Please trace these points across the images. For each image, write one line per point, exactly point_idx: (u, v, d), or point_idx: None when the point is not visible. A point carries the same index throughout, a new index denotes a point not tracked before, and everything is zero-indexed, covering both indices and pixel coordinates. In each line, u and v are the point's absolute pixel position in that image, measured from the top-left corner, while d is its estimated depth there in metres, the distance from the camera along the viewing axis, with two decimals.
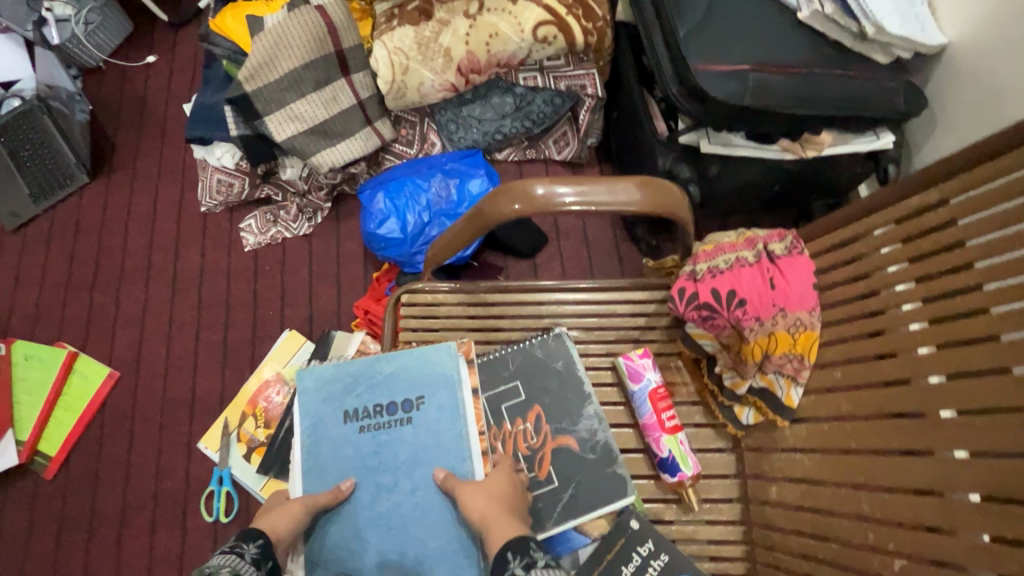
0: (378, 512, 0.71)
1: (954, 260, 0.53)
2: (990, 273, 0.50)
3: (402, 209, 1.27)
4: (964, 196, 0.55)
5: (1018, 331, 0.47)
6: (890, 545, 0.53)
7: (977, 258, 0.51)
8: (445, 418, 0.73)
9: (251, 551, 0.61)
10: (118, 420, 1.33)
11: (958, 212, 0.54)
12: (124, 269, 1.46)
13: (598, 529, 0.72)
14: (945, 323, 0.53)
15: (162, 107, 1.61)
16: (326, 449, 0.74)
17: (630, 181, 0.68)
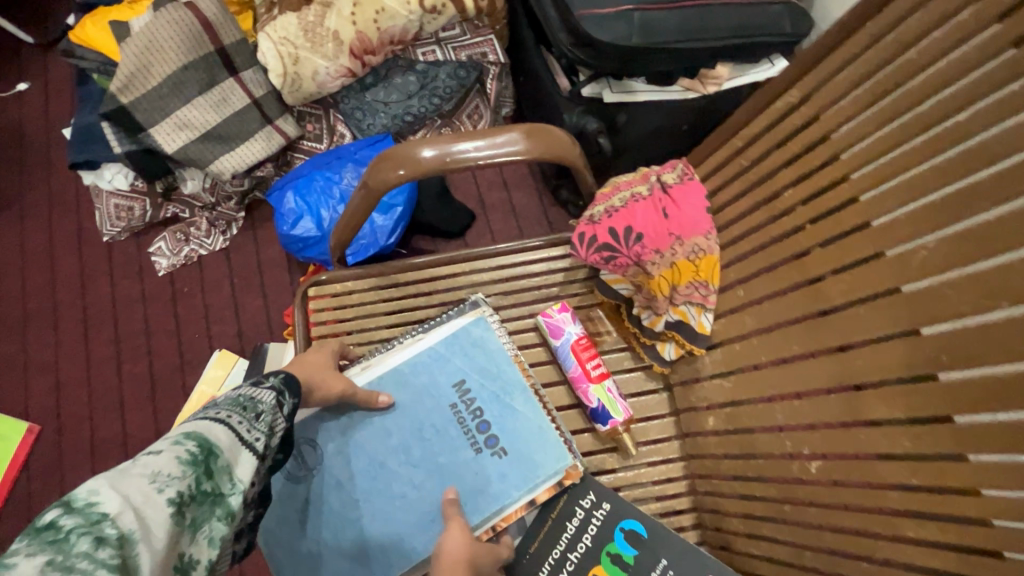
0: (362, 467, 0.67)
1: (824, 157, 0.54)
2: (859, 163, 0.51)
3: (315, 205, 1.21)
4: (823, 92, 0.55)
5: (889, 215, 0.48)
6: (806, 449, 0.54)
7: (845, 151, 0.52)
8: (508, 474, 0.67)
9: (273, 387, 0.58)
10: (45, 475, 1.24)
11: (821, 108, 0.55)
12: (27, 315, 1.35)
13: None
14: (828, 222, 0.53)
15: (43, 135, 1.48)
16: (409, 382, 0.70)
17: (515, 130, 0.65)
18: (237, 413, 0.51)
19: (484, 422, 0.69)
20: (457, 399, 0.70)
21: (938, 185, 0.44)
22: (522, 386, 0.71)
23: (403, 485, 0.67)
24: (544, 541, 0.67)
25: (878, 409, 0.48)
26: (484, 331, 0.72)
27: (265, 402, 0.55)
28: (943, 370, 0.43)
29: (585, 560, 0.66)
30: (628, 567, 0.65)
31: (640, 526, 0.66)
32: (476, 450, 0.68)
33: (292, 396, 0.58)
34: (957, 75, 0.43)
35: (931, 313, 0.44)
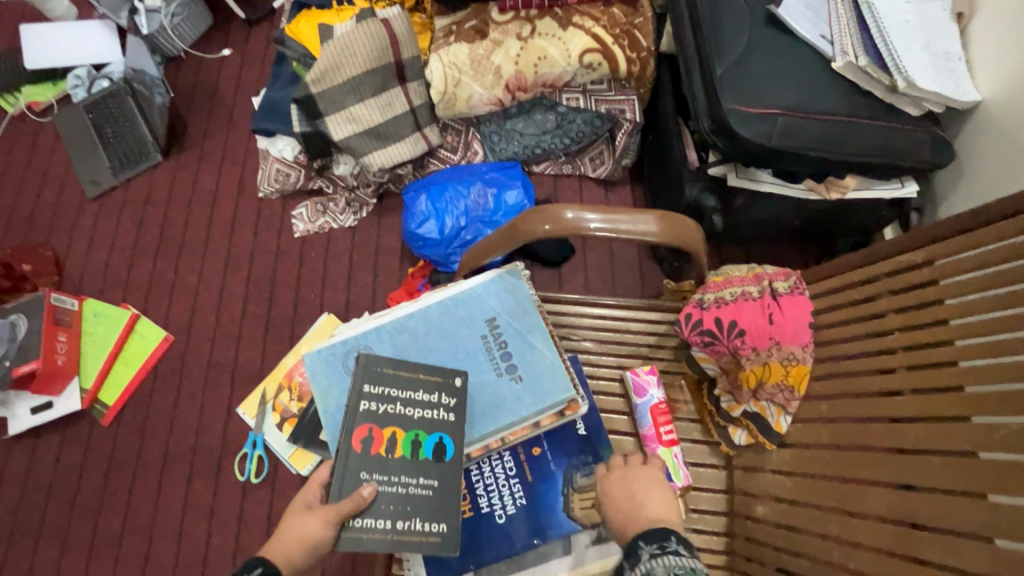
0: None
1: (931, 314, 0.59)
2: (961, 330, 0.56)
3: (441, 211, 1.36)
4: (947, 259, 0.60)
5: (979, 384, 0.53)
6: (850, 564, 0.59)
7: (954, 316, 0.57)
8: (523, 397, 0.79)
9: None
10: (168, 378, 1.47)
11: (940, 272, 0.60)
12: (185, 242, 1.60)
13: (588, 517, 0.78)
14: (921, 371, 0.58)
15: (232, 96, 1.75)
16: (442, 318, 0.84)
17: (651, 214, 0.74)
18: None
19: (504, 354, 0.81)
20: (487, 331, 0.83)
21: None
22: (539, 331, 0.83)
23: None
24: (394, 382, 0.73)
25: (926, 549, 0.53)
26: (514, 281, 0.85)
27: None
28: (1002, 539, 0.48)
29: (401, 419, 0.71)
30: (415, 458, 0.71)
31: (449, 449, 0.73)
32: (498, 373, 0.80)
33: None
34: None
35: (1001, 484, 0.48)
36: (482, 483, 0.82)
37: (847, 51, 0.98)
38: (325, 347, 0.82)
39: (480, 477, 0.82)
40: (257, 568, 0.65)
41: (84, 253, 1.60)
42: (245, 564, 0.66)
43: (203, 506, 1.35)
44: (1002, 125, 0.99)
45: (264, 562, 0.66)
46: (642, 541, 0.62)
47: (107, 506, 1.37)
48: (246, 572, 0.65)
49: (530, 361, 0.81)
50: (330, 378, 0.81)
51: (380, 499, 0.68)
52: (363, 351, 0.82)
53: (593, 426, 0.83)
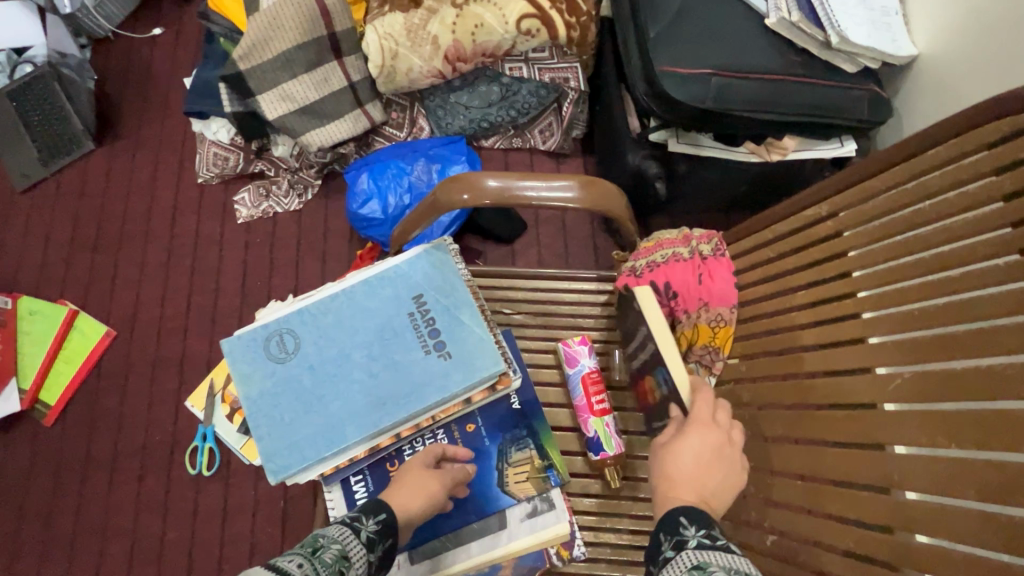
0: (324, 360, 0.78)
1: (838, 268, 0.59)
2: (864, 281, 0.56)
3: (384, 190, 1.32)
4: (852, 209, 0.60)
5: (878, 336, 0.53)
6: (766, 522, 0.59)
7: (857, 268, 0.57)
8: (452, 373, 0.76)
9: (368, 527, 0.61)
10: (113, 375, 1.42)
11: (845, 224, 0.60)
12: (124, 233, 1.54)
13: (524, 491, 0.78)
14: (828, 326, 0.58)
15: (166, 78, 1.67)
16: (368, 298, 0.81)
17: (572, 179, 0.72)
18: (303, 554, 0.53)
19: (433, 331, 0.79)
20: (414, 308, 0.80)
21: (936, 323, 0.49)
22: (468, 305, 0.80)
23: (363, 372, 0.78)
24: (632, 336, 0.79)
25: (831, 502, 0.53)
26: (441, 256, 0.83)
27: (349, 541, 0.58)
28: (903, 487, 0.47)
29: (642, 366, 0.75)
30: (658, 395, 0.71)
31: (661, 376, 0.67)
32: (426, 351, 0.78)
33: (370, 518, 0.62)
34: (974, 230, 0.48)
35: (901, 433, 0.48)
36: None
37: (779, 8, 0.95)
38: (245, 333, 0.79)
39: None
40: (381, 514, 0.63)
41: (16, 249, 1.53)
42: (369, 506, 0.63)
43: (157, 502, 1.33)
44: (935, 78, 0.98)
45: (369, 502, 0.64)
46: (683, 516, 0.55)
47: (56, 508, 1.33)
48: (371, 513, 0.63)
49: (458, 336, 0.78)
50: (252, 364, 0.78)
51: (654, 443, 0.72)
52: (285, 335, 0.79)
53: (528, 401, 0.82)
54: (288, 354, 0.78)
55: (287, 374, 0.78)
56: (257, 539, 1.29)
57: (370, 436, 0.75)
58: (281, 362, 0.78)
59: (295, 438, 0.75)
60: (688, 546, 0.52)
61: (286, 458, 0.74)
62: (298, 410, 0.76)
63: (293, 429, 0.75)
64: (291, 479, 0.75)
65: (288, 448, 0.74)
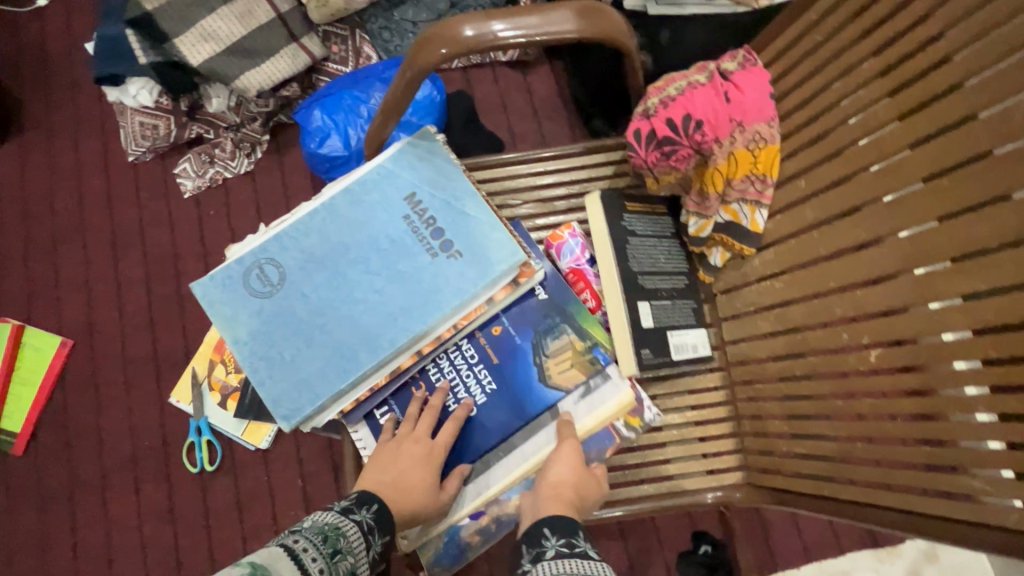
0: (316, 285, 0.67)
1: (913, 41, 0.51)
2: (951, 39, 0.48)
3: (342, 124, 1.17)
4: None
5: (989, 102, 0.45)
6: (865, 339, 0.55)
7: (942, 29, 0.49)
8: (468, 271, 0.66)
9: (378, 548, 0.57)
10: (81, 388, 1.27)
11: None
12: (57, 232, 1.36)
13: (571, 380, 0.70)
14: (914, 108, 0.51)
15: (65, 53, 1.46)
16: (354, 207, 0.69)
17: (566, 7, 0.60)
18: (309, 540, 0.53)
19: (436, 230, 0.68)
20: (409, 210, 0.69)
21: None
22: (470, 196, 0.69)
23: (365, 290, 0.66)
24: (655, 222, 0.73)
25: (947, 286, 0.48)
26: (428, 147, 0.71)
27: (358, 555, 0.55)
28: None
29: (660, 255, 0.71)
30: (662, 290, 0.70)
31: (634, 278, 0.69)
32: (432, 254, 0.67)
33: (379, 537, 0.57)
34: None
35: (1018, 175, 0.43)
36: (445, 378, 0.71)
37: None
38: (219, 272, 0.67)
39: (441, 374, 0.71)
40: (388, 541, 0.58)
41: None
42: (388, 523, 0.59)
43: (162, 512, 1.20)
44: None
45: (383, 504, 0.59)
46: (546, 528, 0.56)
47: (49, 540, 1.20)
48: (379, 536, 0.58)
49: (466, 230, 0.67)
50: (233, 304, 0.66)
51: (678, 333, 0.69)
52: (266, 266, 0.67)
53: (556, 289, 0.72)
54: (274, 286, 0.66)
55: (278, 309, 0.66)
56: (282, 525, 1.19)
57: (388, 359, 0.65)
58: (267, 296, 0.66)
59: (303, 377, 0.64)
60: (547, 555, 0.54)
61: (297, 400, 0.63)
62: (299, 347, 0.65)
63: (298, 367, 0.64)
64: (306, 424, 0.65)
65: (297, 389, 0.63)
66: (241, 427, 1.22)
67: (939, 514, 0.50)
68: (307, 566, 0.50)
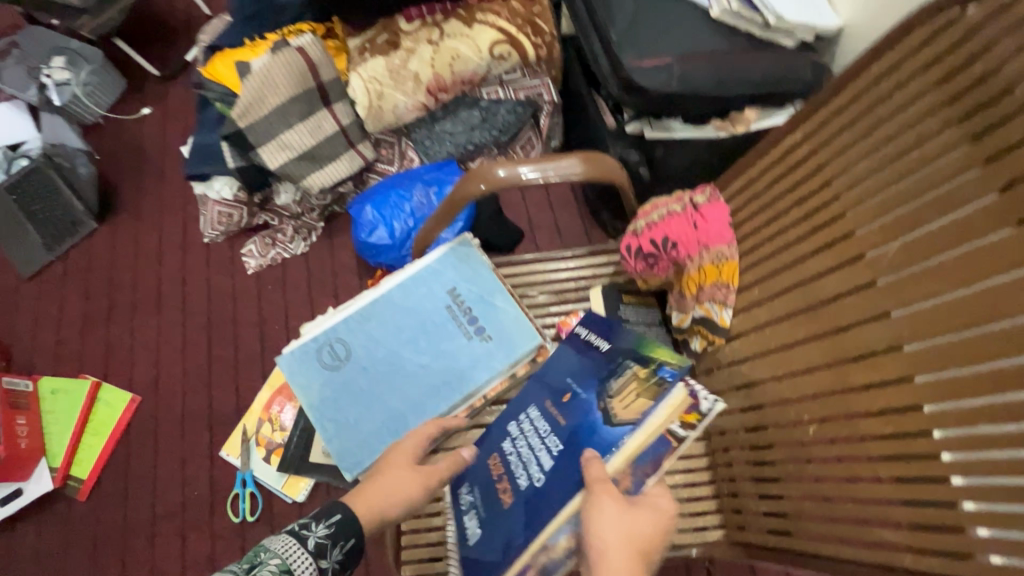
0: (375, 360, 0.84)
1: (824, 198, 0.70)
2: (849, 201, 0.66)
3: (388, 218, 1.40)
4: (829, 145, 0.70)
5: (877, 247, 0.63)
6: (805, 417, 0.69)
7: (844, 191, 0.67)
8: (496, 353, 0.83)
9: (320, 530, 0.62)
10: (142, 439, 1.43)
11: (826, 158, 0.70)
12: (137, 301, 1.57)
13: (637, 410, 0.69)
14: (832, 244, 0.68)
15: (160, 151, 1.75)
16: (407, 298, 0.87)
17: (573, 157, 0.81)
18: (236, 575, 0.55)
19: (471, 317, 0.86)
20: (450, 301, 0.87)
21: (925, 220, 0.58)
22: (498, 291, 0.87)
23: (413, 365, 0.84)
24: (646, 315, 0.91)
25: (861, 376, 0.63)
26: (466, 250, 0.90)
27: (297, 569, 0.59)
28: (911, 342, 0.59)
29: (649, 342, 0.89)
30: None
31: None
32: (468, 337, 0.85)
33: (320, 522, 0.63)
34: (937, 131, 0.58)
35: (900, 297, 0.60)
36: (520, 460, 0.74)
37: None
38: (297, 348, 0.84)
39: (515, 452, 0.75)
40: (349, 544, 0.63)
41: (29, 334, 1.55)
42: (321, 511, 0.64)
43: (202, 559, 1.31)
44: (862, 43, 1.13)
45: (345, 511, 0.64)
46: None
47: None
48: (340, 540, 0.63)
49: (495, 319, 0.85)
50: (307, 375, 0.83)
51: None
52: (335, 344, 0.84)
53: (608, 333, 0.80)
54: (341, 361, 0.84)
55: (344, 379, 0.83)
56: None
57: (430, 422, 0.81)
58: (335, 369, 0.83)
59: (363, 435, 0.80)
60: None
61: (357, 455, 0.79)
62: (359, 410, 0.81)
63: (359, 429, 0.81)
64: (361, 475, 0.80)
65: (358, 446, 0.80)
66: (281, 480, 1.35)
67: (863, 561, 0.61)
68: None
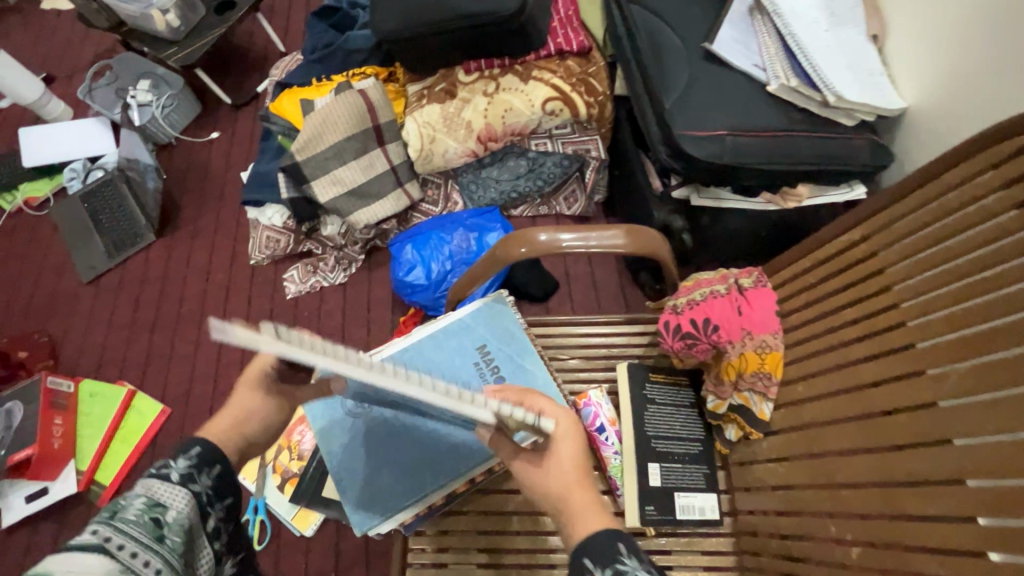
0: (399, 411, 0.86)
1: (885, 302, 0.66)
2: (911, 311, 0.62)
3: (427, 258, 1.42)
4: (896, 246, 0.67)
5: (938, 366, 0.58)
6: (847, 536, 0.62)
7: (907, 299, 0.64)
8: None
9: (182, 465, 0.63)
10: (166, 451, 1.46)
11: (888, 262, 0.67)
12: (181, 314, 1.64)
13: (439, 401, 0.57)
14: (888, 353, 0.64)
15: (222, 173, 1.85)
16: (436, 350, 0.86)
17: (617, 229, 0.80)
18: (109, 522, 0.54)
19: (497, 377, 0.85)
20: (479, 358, 0.86)
21: (995, 347, 0.54)
22: (527, 353, 0.86)
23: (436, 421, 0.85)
24: (675, 395, 0.85)
25: (915, 504, 0.56)
26: (500, 308, 0.90)
27: (174, 500, 0.60)
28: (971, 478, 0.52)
29: (677, 425, 0.83)
30: (674, 457, 0.80)
31: (643, 443, 0.81)
32: None
33: (180, 458, 0.64)
34: (1015, 252, 0.55)
35: (959, 424, 0.54)
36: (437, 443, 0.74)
37: (778, 76, 1.07)
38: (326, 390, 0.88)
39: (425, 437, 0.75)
40: (217, 467, 0.66)
41: (80, 336, 1.63)
42: (179, 451, 0.65)
43: None
44: (927, 128, 1.09)
45: (204, 444, 0.66)
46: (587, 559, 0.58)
47: None
48: (205, 467, 0.65)
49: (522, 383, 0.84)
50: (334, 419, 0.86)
51: (686, 501, 0.78)
52: None
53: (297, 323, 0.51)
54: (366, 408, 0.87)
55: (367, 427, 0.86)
56: None
57: (446, 482, 0.83)
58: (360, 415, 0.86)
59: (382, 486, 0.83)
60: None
61: (374, 506, 0.82)
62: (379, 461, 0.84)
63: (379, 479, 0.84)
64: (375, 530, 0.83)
65: (375, 496, 0.83)
66: (292, 511, 1.34)
67: None
68: (128, 562, 0.53)
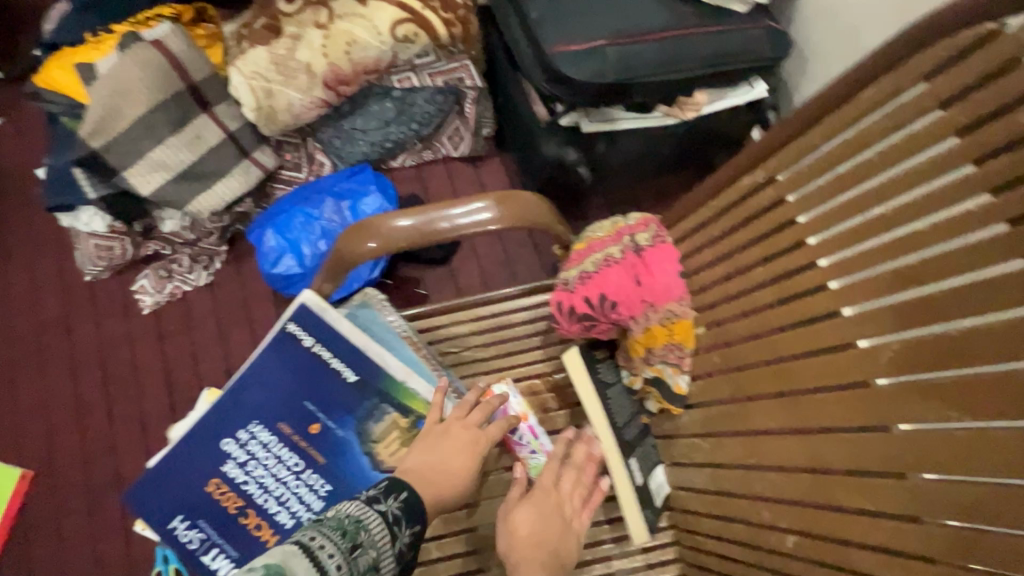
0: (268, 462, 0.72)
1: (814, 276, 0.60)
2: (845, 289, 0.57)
3: (296, 243, 1.19)
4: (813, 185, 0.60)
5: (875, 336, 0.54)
6: (783, 524, 0.62)
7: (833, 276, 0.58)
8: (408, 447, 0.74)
9: (394, 507, 0.55)
10: (41, 520, 1.24)
11: None
12: (13, 358, 1.34)
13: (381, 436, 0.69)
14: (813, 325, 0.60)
15: (17, 172, 1.46)
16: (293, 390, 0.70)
17: (486, 198, 0.66)
18: (318, 534, 0.49)
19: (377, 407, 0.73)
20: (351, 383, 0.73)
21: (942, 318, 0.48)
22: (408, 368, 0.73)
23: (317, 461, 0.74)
24: (616, 370, 0.78)
25: (874, 497, 0.53)
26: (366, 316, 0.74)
27: (377, 540, 0.51)
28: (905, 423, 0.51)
29: (634, 403, 0.77)
30: (643, 438, 0.76)
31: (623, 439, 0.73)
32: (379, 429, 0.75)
33: (406, 526, 0.54)
34: None
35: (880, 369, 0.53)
36: (274, 496, 0.68)
37: None
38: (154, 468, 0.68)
39: (266, 493, 0.68)
40: (404, 494, 0.56)
41: None
42: (390, 485, 0.57)
43: None
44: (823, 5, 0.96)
45: (410, 489, 0.57)
46: None
47: None
48: (405, 523, 0.55)
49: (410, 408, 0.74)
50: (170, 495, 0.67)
51: (656, 483, 0.75)
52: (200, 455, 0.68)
53: (272, 413, 0.69)
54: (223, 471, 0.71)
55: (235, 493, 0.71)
56: None
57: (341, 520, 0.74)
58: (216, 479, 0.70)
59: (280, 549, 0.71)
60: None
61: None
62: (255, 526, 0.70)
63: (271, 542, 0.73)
64: None
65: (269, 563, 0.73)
66: None
67: None
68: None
